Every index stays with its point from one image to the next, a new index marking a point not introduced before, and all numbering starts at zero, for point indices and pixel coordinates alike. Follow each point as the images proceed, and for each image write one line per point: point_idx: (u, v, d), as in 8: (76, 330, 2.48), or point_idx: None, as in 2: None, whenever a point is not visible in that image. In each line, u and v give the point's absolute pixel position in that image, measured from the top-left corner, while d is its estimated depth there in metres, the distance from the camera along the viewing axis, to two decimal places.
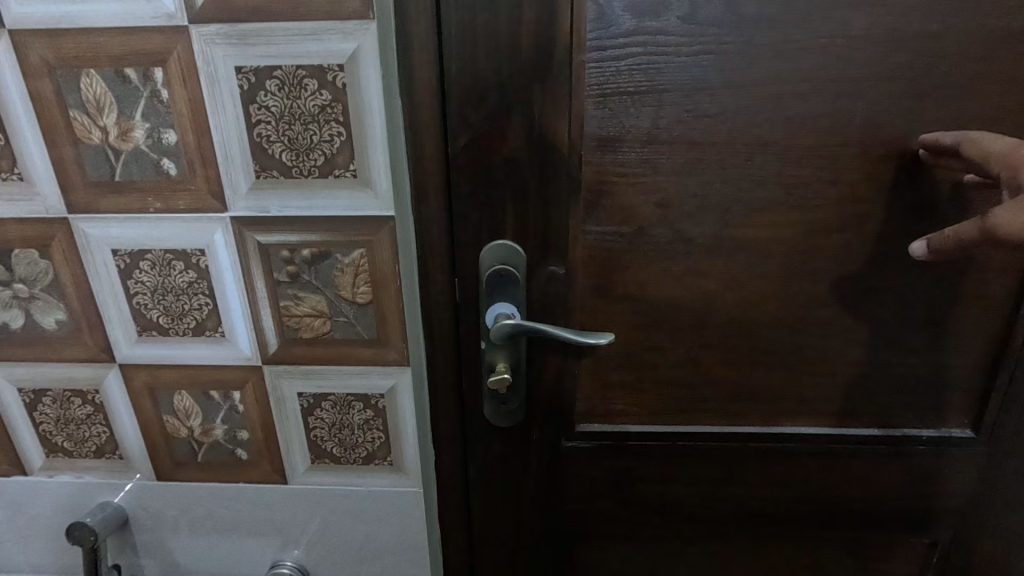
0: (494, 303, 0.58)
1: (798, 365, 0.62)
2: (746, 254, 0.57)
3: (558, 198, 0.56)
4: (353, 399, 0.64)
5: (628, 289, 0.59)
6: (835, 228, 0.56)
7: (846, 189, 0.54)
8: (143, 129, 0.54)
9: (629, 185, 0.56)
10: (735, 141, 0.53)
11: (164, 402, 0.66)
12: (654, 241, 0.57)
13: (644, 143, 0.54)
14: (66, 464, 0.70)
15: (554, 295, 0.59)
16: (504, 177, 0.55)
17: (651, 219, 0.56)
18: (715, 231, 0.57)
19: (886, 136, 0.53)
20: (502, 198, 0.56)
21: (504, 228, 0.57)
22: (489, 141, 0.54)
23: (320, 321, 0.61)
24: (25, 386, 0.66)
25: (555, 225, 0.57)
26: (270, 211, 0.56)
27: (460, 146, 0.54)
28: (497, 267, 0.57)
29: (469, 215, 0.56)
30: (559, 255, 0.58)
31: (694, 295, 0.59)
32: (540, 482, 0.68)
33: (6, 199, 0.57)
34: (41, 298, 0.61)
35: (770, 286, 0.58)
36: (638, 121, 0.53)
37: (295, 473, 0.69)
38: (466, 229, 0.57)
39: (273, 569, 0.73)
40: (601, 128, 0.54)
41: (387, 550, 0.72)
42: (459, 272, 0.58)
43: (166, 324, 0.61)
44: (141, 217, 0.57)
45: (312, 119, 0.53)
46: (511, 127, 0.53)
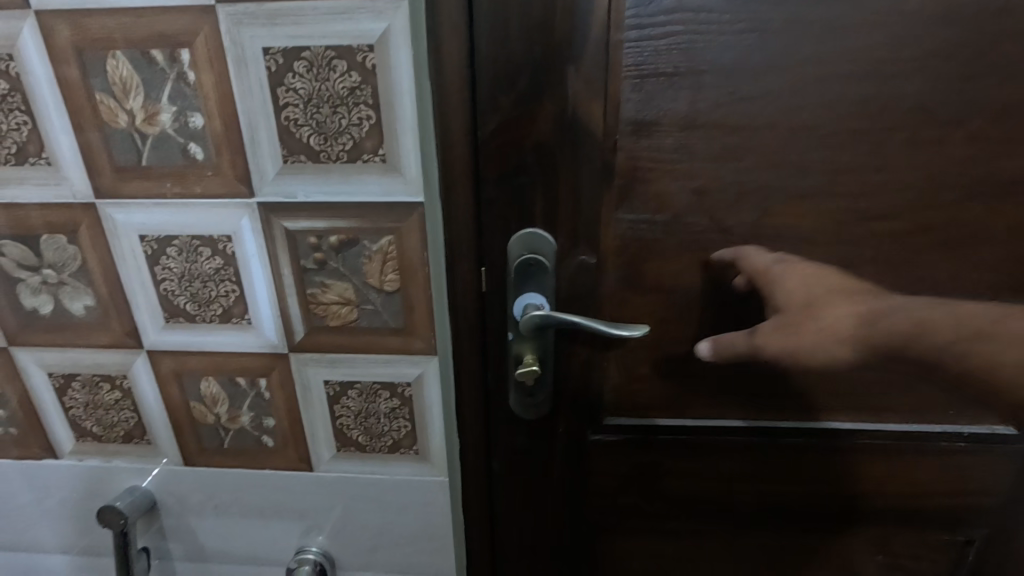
0: (523, 294, 0.57)
1: (836, 359, 0.59)
2: (787, 243, 0.55)
3: (591, 185, 0.54)
4: (379, 387, 0.64)
5: (660, 279, 0.57)
6: (880, 216, 0.54)
7: (893, 175, 0.52)
8: (170, 113, 0.53)
9: (665, 172, 0.53)
10: (779, 125, 0.51)
11: (191, 389, 0.66)
12: (690, 230, 0.55)
13: (682, 128, 0.51)
14: (95, 448, 0.71)
15: (584, 286, 0.58)
16: (535, 163, 0.53)
17: (687, 207, 0.54)
18: (754, 221, 0.54)
19: (938, 120, 0.50)
20: (532, 185, 0.54)
21: (534, 215, 0.55)
22: (520, 126, 0.52)
23: (347, 308, 0.60)
24: (54, 371, 0.66)
25: (587, 213, 0.55)
26: (298, 197, 0.55)
27: (490, 130, 0.52)
28: (527, 256, 0.55)
29: (498, 203, 0.55)
30: (591, 244, 0.56)
31: (730, 286, 0.57)
32: (566, 476, 0.67)
33: (34, 184, 0.57)
34: (69, 284, 0.61)
35: (809, 278, 0.56)
36: (677, 104, 0.51)
37: (321, 461, 0.69)
38: (494, 218, 0.55)
39: (299, 554, 0.74)
40: (637, 112, 0.51)
41: (411, 538, 0.72)
42: (487, 261, 0.57)
43: (192, 310, 0.61)
44: (168, 203, 0.56)
45: (340, 102, 0.52)
46: (543, 111, 0.51)
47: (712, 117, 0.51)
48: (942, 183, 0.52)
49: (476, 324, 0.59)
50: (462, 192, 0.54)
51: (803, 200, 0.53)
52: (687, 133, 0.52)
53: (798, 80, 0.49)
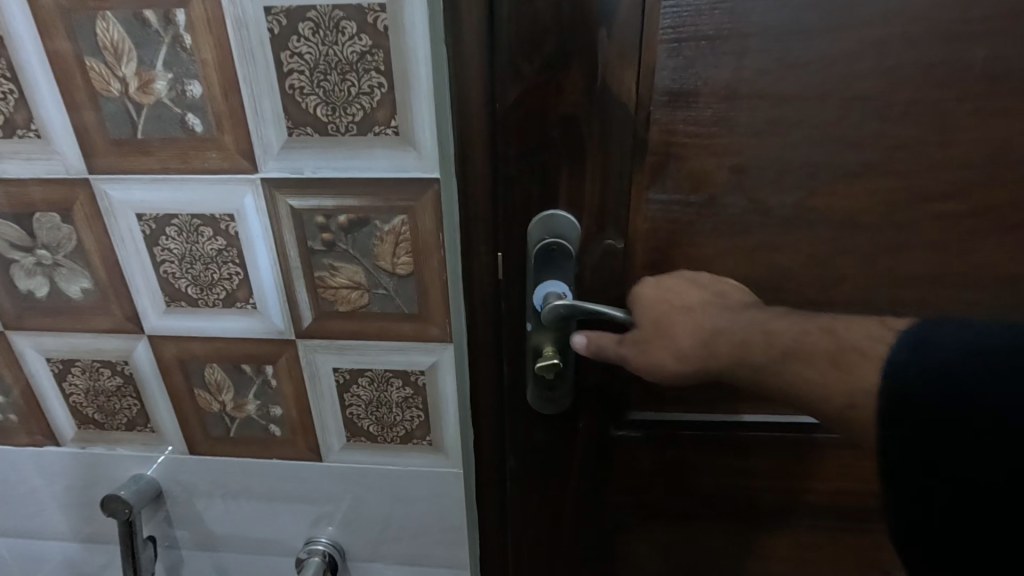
0: (542, 283, 0.52)
1: None
2: (832, 226, 0.51)
3: (621, 162, 0.49)
4: (391, 375, 0.60)
5: (693, 265, 0.53)
6: (938, 196, 0.49)
7: (955, 151, 0.48)
8: (166, 81, 0.49)
9: (702, 147, 0.49)
10: (831, 94, 0.46)
11: (195, 376, 0.63)
12: (726, 211, 0.51)
13: (724, 99, 0.47)
14: (98, 436, 0.69)
15: (610, 272, 0.53)
16: (559, 138, 0.48)
17: (725, 186, 0.50)
18: (798, 200, 0.50)
19: (1008, 89, 0.45)
20: (556, 163, 0.49)
21: (557, 197, 0.50)
22: (545, 96, 0.47)
23: (357, 293, 0.56)
24: (53, 357, 0.64)
25: (615, 192, 0.50)
26: (305, 172, 0.51)
27: (509, 101, 0.47)
28: (548, 241, 0.50)
29: (519, 183, 0.50)
30: (618, 227, 0.52)
31: (769, 273, 0.53)
32: (586, 473, 0.63)
33: (23, 158, 0.53)
34: (65, 265, 0.58)
35: (855, 263, 0.52)
36: (718, 71, 0.46)
37: (330, 451, 0.66)
38: (513, 200, 0.50)
39: (309, 545, 0.72)
40: (674, 81, 0.46)
41: (425, 530, 0.70)
42: (505, 248, 0.52)
43: (195, 294, 0.58)
44: (167, 179, 0.52)
45: (349, 68, 0.47)
46: (570, 79, 0.46)
47: (757, 86, 0.46)
48: (1010, 160, 0.48)
49: (492, 315, 0.55)
50: (480, 172, 0.49)
51: (852, 178, 0.49)
52: (729, 103, 0.47)
53: (855, 43, 0.44)
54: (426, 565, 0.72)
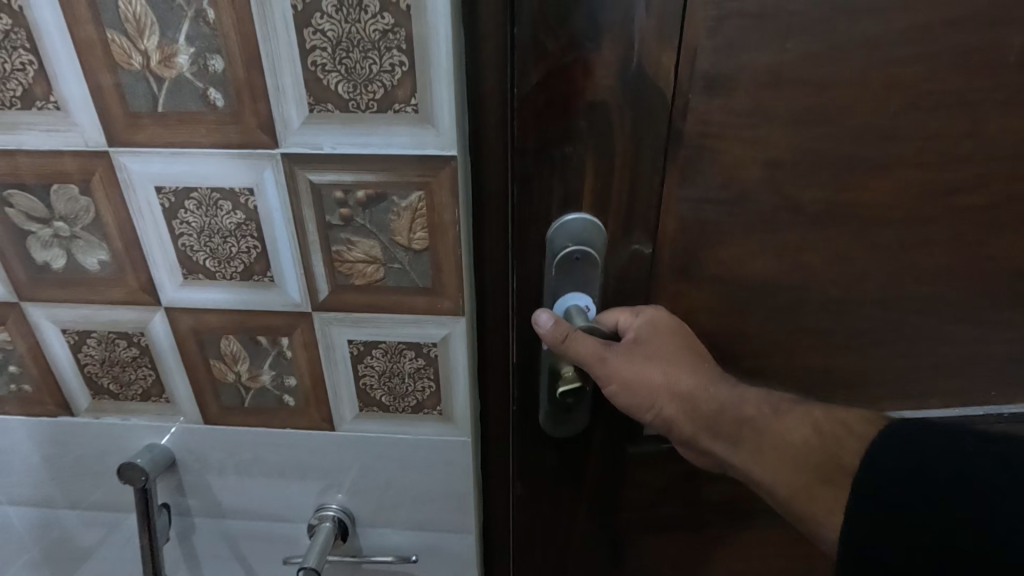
0: (567, 293, 0.54)
1: (876, 334, 0.59)
2: (848, 214, 0.54)
3: (648, 153, 0.51)
4: (405, 347, 0.63)
5: (710, 258, 0.56)
6: (942, 188, 0.53)
7: (961, 144, 0.51)
8: (188, 55, 0.50)
9: (738, 138, 0.50)
10: (855, 88, 0.48)
11: (211, 347, 0.65)
12: (756, 205, 0.53)
13: (753, 91, 0.48)
14: (113, 406, 0.70)
15: (630, 266, 0.56)
16: (585, 127, 0.49)
17: (755, 181, 0.52)
18: (812, 193, 0.53)
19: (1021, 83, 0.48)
20: (579, 153, 0.50)
21: (581, 197, 0.52)
22: (572, 80, 0.47)
23: (373, 267, 0.58)
24: (68, 327, 0.65)
25: (640, 182, 0.52)
26: (324, 148, 0.53)
27: (533, 87, 0.48)
28: (571, 248, 0.53)
29: (539, 176, 0.51)
30: (646, 230, 0.54)
31: (781, 261, 0.56)
32: (598, 475, 0.67)
33: (42, 130, 0.53)
34: (82, 238, 0.59)
35: (863, 250, 0.55)
36: (751, 63, 0.47)
37: (342, 420, 0.68)
38: (533, 191, 0.52)
39: (319, 511, 0.75)
40: (706, 70, 0.48)
41: (432, 497, 0.73)
42: (524, 239, 0.54)
43: (213, 267, 0.59)
44: (187, 153, 0.53)
45: (371, 46, 0.49)
46: (602, 62, 0.47)
47: (786, 78, 0.48)
48: (1010, 155, 0.51)
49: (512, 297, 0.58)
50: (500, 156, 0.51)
51: (869, 170, 0.52)
52: (760, 97, 0.48)
53: (878, 37, 0.46)
54: (431, 531, 0.76)
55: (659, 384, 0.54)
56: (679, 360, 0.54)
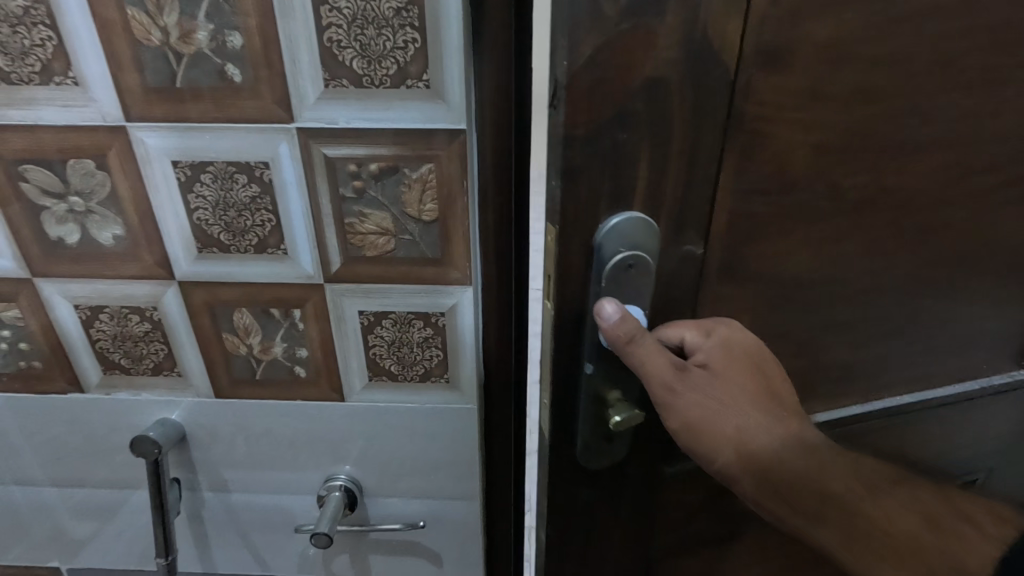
0: (624, 304, 0.44)
1: (914, 335, 0.53)
2: (901, 203, 0.46)
3: (707, 137, 0.40)
4: (414, 317, 0.65)
5: (769, 263, 0.47)
6: (996, 171, 0.47)
7: (1010, 125, 0.45)
8: (207, 31, 0.52)
9: (791, 122, 0.41)
10: (921, 57, 0.40)
11: (223, 320, 0.66)
12: (810, 199, 0.44)
13: (811, 65, 0.39)
14: (124, 381, 0.72)
15: (687, 281, 0.46)
16: (644, 110, 0.38)
17: (811, 169, 0.43)
18: (872, 178, 0.44)
19: None
20: (635, 143, 0.39)
21: (632, 192, 0.41)
22: (625, 45, 0.36)
23: (384, 238, 0.61)
24: (81, 303, 0.66)
25: (703, 181, 0.42)
26: (339, 123, 0.55)
27: (583, 57, 0.36)
28: (630, 250, 0.42)
29: (586, 172, 0.40)
30: (698, 229, 0.44)
31: (843, 256, 0.47)
32: (633, 514, 0.56)
33: (60, 105, 0.55)
34: (97, 212, 0.60)
35: (913, 245, 0.48)
36: (824, 24, 0.38)
37: (352, 390, 0.71)
38: (580, 195, 0.40)
39: (328, 482, 0.77)
40: (773, 37, 0.38)
41: (438, 465, 0.76)
42: (564, 251, 0.42)
43: (227, 240, 0.61)
44: (204, 127, 0.55)
45: (386, 24, 0.51)
46: (661, 21, 0.36)
47: (851, 48, 0.39)
48: None
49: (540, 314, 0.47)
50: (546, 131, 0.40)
51: (929, 150, 0.44)
52: (818, 71, 0.39)
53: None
54: (438, 499, 0.79)
55: (727, 427, 0.47)
56: (739, 388, 0.47)
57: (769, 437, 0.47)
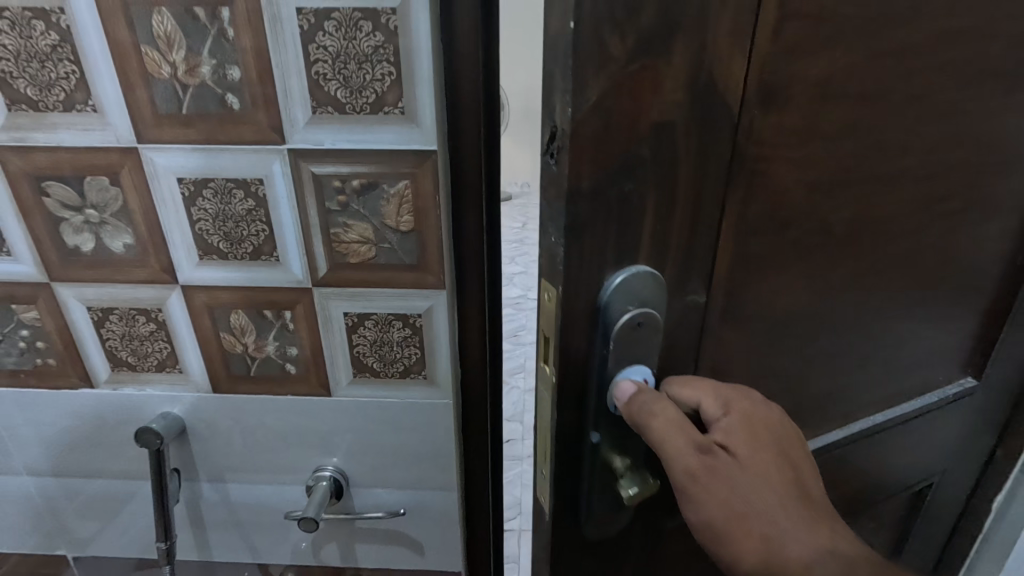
0: (622, 369, 0.40)
1: (885, 355, 0.55)
2: (882, 236, 0.47)
3: (710, 184, 0.38)
4: (394, 318, 0.72)
5: (761, 303, 0.45)
6: (957, 200, 0.49)
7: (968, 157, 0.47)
8: (209, 66, 0.59)
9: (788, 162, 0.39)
10: (898, 95, 0.41)
11: (222, 321, 0.73)
12: (802, 238, 0.43)
13: (805, 105, 0.38)
14: (130, 377, 0.78)
15: (691, 329, 0.43)
16: (649, 158, 0.35)
17: (804, 208, 0.42)
18: (855, 212, 0.44)
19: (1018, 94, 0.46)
20: (642, 193, 0.36)
21: (637, 247, 0.37)
22: (630, 90, 0.32)
23: (366, 246, 0.68)
24: (93, 306, 0.73)
25: (706, 228, 0.39)
26: (325, 144, 0.62)
27: (588, 105, 0.32)
28: (635, 310, 0.38)
29: (592, 228, 0.35)
30: (700, 277, 0.41)
31: (828, 289, 0.46)
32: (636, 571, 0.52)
33: (80, 129, 0.62)
34: (110, 223, 0.68)
35: (890, 274, 0.49)
36: (811, 66, 0.36)
37: (339, 386, 0.77)
38: (584, 254, 0.36)
39: (317, 472, 0.83)
40: (771, 76, 0.36)
41: (419, 456, 0.82)
42: (567, 315, 0.38)
43: (226, 248, 0.68)
44: (206, 148, 0.63)
45: (365, 59, 0.59)
46: (668, 64, 0.32)
47: (838, 88, 0.38)
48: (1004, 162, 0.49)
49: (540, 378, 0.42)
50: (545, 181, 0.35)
51: (906, 183, 0.45)
52: (810, 111, 0.38)
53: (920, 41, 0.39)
54: (419, 488, 0.85)
55: (755, 537, 0.38)
56: (774, 472, 0.40)
57: (804, 547, 0.38)
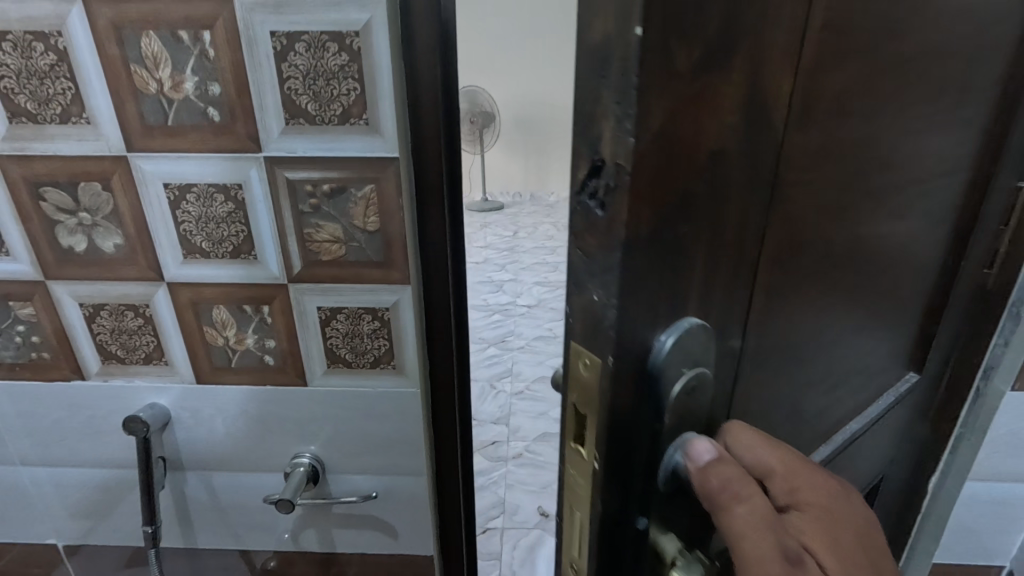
0: (687, 449, 0.38)
1: (857, 357, 0.59)
2: (863, 247, 0.51)
3: (749, 214, 0.38)
4: (364, 311, 0.78)
5: (776, 324, 0.46)
6: (910, 210, 0.55)
7: (920, 171, 0.53)
8: (193, 82, 0.66)
9: (802, 188, 0.41)
10: (876, 123, 0.45)
11: (205, 316, 0.79)
12: (807, 258, 0.45)
13: (817, 133, 0.40)
14: (119, 370, 0.84)
15: (726, 375, 0.43)
16: (702, 191, 0.34)
17: (810, 230, 0.44)
18: (847, 227, 0.48)
19: (949, 115, 0.53)
20: (693, 231, 0.35)
21: (687, 289, 0.36)
22: (690, 123, 0.31)
23: (336, 245, 0.74)
24: (85, 302, 0.79)
25: (742, 261, 0.39)
26: (297, 152, 0.69)
27: (651, 137, 0.30)
28: (690, 376, 0.37)
29: (649, 274, 0.33)
30: (735, 307, 0.41)
31: (817, 306, 0.49)
32: None
33: (76, 139, 0.69)
34: (102, 225, 0.74)
35: (866, 282, 0.54)
36: (821, 94, 0.39)
37: (314, 376, 0.83)
38: (640, 305, 0.34)
39: (295, 459, 0.89)
40: (796, 107, 0.37)
41: (391, 443, 0.87)
42: (621, 393, 0.35)
43: (208, 248, 0.74)
44: (189, 157, 0.69)
45: (333, 76, 0.65)
46: (722, 96, 0.32)
47: (838, 121, 0.41)
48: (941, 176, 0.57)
49: (569, 436, 0.39)
50: (581, 224, 0.33)
51: (880, 199, 0.50)
52: (819, 138, 0.40)
53: (890, 74, 0.44)
54: (391, 474, 0.90)
55: None
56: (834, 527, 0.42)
57: None
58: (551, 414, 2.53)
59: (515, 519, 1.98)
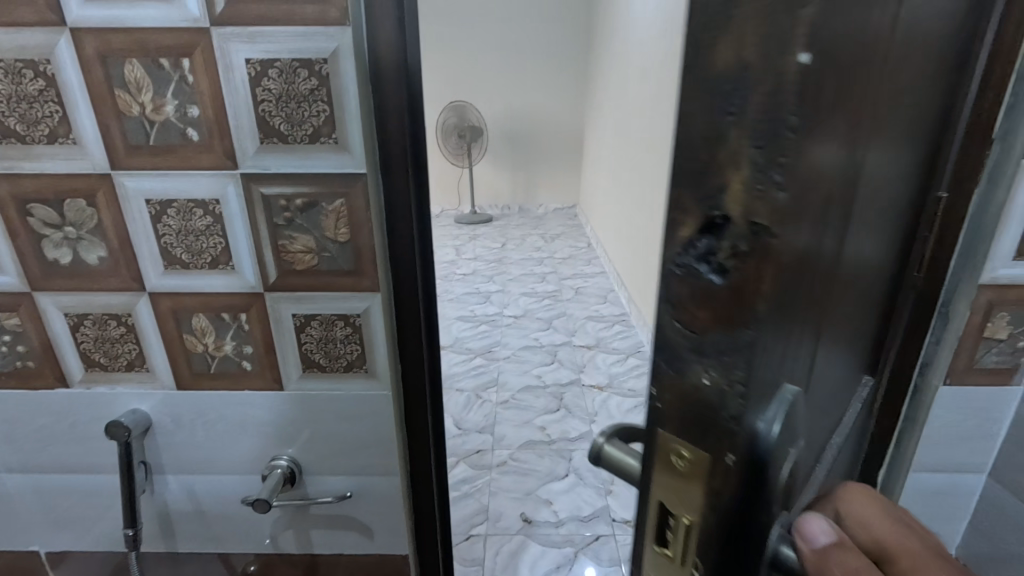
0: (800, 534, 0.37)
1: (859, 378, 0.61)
2: (877, 274, 0.53)
3: (835, 258, 0.36)
4: (336, 318, 0.83)
5: (831, 363, 0.45)
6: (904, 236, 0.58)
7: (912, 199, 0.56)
8: (173, 105, 0.71)
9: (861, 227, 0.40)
10: (899, 158, 0.46)
11: (185, 324, 0.83)
12: (852, 292, 0.45)
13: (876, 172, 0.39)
14: (102, 377, 0.88)
15: (807, 432, 0.40)
16: (816, 239, 0.31)
17: (857, 266, 0.44)
18: (874, 257, 0.49)
19: (930, 148, 0.56)
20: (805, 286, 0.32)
21: (793, 352, 0.33)
22: (821, 165, 0.28)
23: (310, 255, 0.79)
24: (69, 312, 0.83)
25: (824, 307, 0.37)
26: (271, 169, 0.74)
27: (798, 180, 0.26)
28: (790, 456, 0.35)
29: (773, 344, 0.30)
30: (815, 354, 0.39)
31: (850, 337, 0.50)
32: None
33: (62, 159, 0.73)
34: (86, 239, 0.78)
35: (874, 305, 0.56)
36: (882, 131, 0.38)
37: (290, 380, 0.87)
38: (764, 377, 0.30)
39: (273, 462, 0.92)
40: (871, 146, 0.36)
41: (365, 444, 0.92)
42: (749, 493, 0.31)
43: (188, 259, 0.79)
44: (170, 174, 0.74)
45: (304, 99, 0.71)
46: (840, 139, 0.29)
47: (883, 159, 0.41)
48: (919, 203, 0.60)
49: (673, 532, 0.35)
50: (683, 289, 0.30)
51: (891, 227, 0.51)
52: (876, 177, 0.40)
53: (909, 112, 0.45)
54: (365, 474, 0.94)
55: None
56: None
57: None
58: (535, 422, 2.57)
59: (498, 526, 2.01)
